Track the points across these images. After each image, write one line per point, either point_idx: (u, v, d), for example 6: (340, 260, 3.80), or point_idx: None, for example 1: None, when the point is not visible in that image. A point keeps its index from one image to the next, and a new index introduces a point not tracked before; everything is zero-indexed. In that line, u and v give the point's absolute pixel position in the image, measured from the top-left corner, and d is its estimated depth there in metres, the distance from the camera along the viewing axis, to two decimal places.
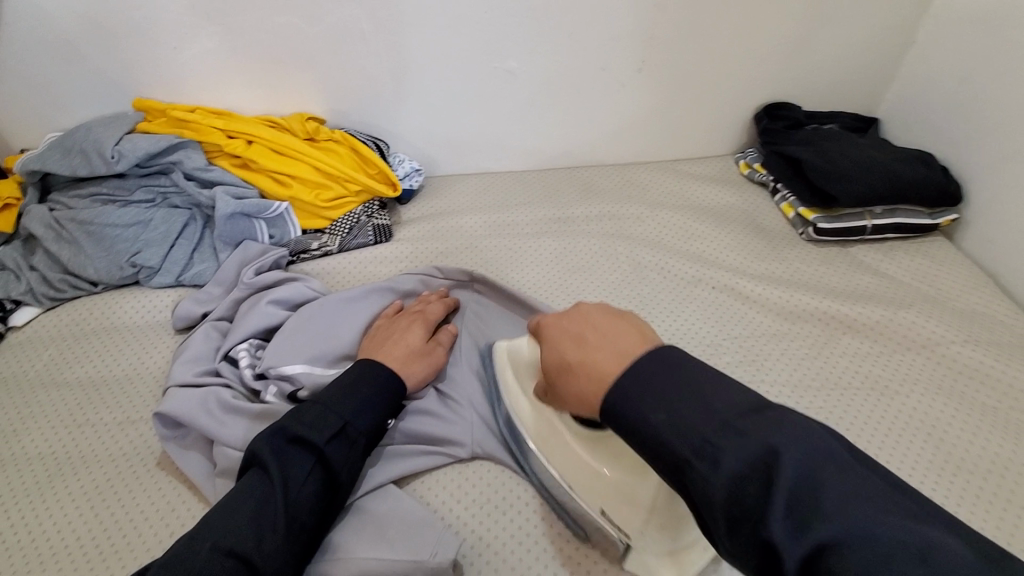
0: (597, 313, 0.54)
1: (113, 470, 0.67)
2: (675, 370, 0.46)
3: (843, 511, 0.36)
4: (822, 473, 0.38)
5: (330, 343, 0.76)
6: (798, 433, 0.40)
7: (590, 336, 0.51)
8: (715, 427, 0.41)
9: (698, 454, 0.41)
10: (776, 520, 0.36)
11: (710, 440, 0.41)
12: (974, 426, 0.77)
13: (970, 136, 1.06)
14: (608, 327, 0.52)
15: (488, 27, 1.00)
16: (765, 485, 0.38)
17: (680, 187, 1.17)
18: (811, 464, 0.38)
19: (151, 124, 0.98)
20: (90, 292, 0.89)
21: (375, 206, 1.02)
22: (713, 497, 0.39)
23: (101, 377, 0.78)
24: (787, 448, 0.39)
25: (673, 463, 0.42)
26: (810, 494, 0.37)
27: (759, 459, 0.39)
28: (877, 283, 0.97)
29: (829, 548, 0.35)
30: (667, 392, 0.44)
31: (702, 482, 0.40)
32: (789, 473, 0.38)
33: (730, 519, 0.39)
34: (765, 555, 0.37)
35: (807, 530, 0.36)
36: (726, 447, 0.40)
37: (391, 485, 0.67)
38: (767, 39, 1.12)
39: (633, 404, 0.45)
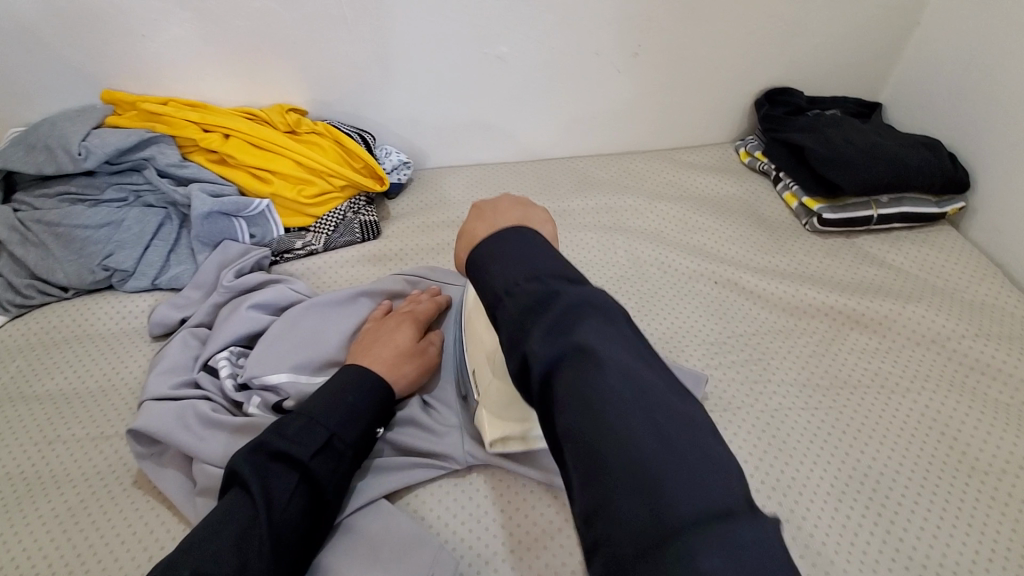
0: (506, 199, 0.57)
1: (86, 491, 0.63)
2: (525, 243, 0.48)
3: (592, 342, 0.39)
4: (588, 314, 0.41)
5: (316, 347, 0.72)
6: (590, 288, 0.43)
7: (485, 210, 0.54)
8: (529, 277, 0.44)
9: (507, 296, 0.44)
10: (536, 337, 0.40)
11: (517, 288, 0.44)
12: (987, 424, 0.74)
13: (977, 120, 1.02)
14: (503, 211, 0.54)
15: (477, 12, 0.96)
16: (539, 317, 0.41)
17: (679, 177, 1.13)
18: (597, 324, 0.41)
19: (121, 118, 0.92)
20: (60, 297, 0.84)
21: (362, 202, 0.97)
22: (503, 328, 0.44)
23: (72, 390, 0.73)
24: (569, 294, 0.42)
25: (490, 305, 0.46)
26: (572, 334, 0.40)
27: (544, 297, 0.42)
28: (885, 275, 0.93)
29: (567, 365, 0.39)
30: (516, 257, 0.46)
31: (506, 316, 0.43)
32: (563, 310, 0.41)
33: (510, 343, 0.42)
34: (522, 368, 0.41)
35: (555, 345, 0.40)
36: (526, 296, 0.43)
37: (383, 501, 0.63)
38: (767, 21, 1.07)
39: (480, 254, 0.48)
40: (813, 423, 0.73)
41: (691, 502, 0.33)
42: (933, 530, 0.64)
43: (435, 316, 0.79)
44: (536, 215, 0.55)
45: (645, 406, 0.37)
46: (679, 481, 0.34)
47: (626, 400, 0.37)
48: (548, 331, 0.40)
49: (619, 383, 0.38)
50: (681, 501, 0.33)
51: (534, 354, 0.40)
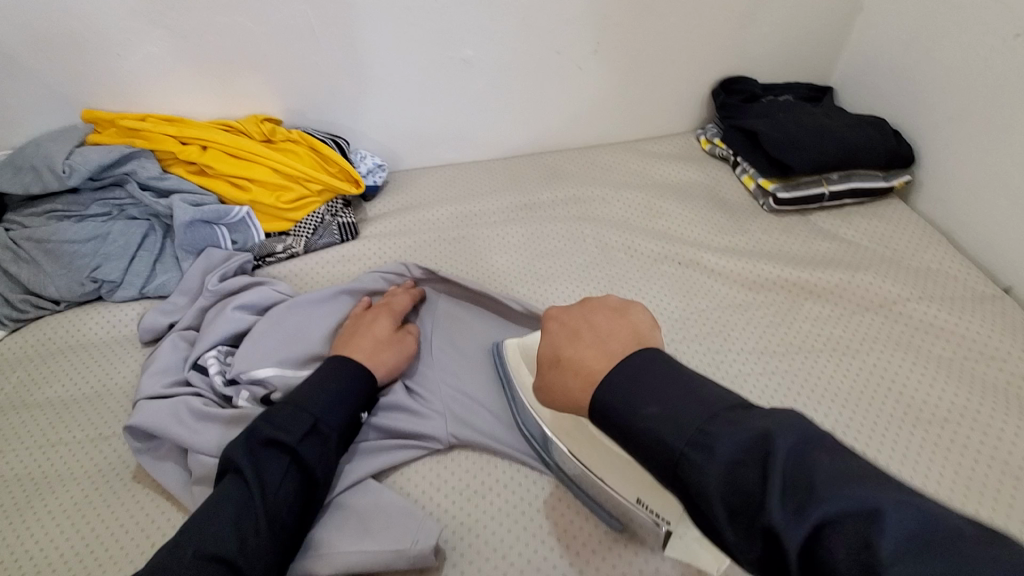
0: (600, 315, 0.57)
1: (88, 488, 0.67)
2: (664, 370, 0.48)
3: (837, 490, 0.36)
4: (814, 459, 0.38)
5: (299, 342, 0.76)
6: (789, 420, 0.40)
7: (584, 334, 0.55)
8: (707, 419, 0.42)
9: (692, 448, 0.41)
10: (774, 503, 0.36)
11: (705, 433, 0.41)
12: (931, 378, 0.80)
13: (918, 98, 1.09)
14: (604, 330, 0.55)
15: (440, 18, 1.00)
16: (761, 471, 0.38)
17: (643, 166, 1.18)
18: (819, 463, 0.38)
19: (102, 135, 0.95)
20: (52, 310, 0.87)
21: (339, 205, 1.01)
22: (703, 490, 0.40)
23: (69, 396, 0.76)
24: (780, 434, 0.39)
25: (671, 467, 0.42)
26: (814, 490, 0.36)
27: (755, 444, 0.39)
28: (838, 248, 0.99)
29: (830, 527, 0.35)
30: (664, 391, 0.46)
31: (698, 476, 0.40)
32: (783, 463, 0.38)
33: (733, 516, 0.38)
34: (766, 544, 0.36)
35: (799, 509, 0.36)
36: (725, 446, 0.40)
37: (370, 480, 0.67)
38: (719, 14, 1.13)
39: (611, 389, 0.48)
40: (771, 387, 0.79)
41: None
42: None
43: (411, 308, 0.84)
44: (638, 322, 0.56)
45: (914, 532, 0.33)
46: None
47: (904, 534, 0.33)
48: (781, 490, 0.37)
49: (869, 511, 0.34)
50: None
51: (781, 526, 0.35)
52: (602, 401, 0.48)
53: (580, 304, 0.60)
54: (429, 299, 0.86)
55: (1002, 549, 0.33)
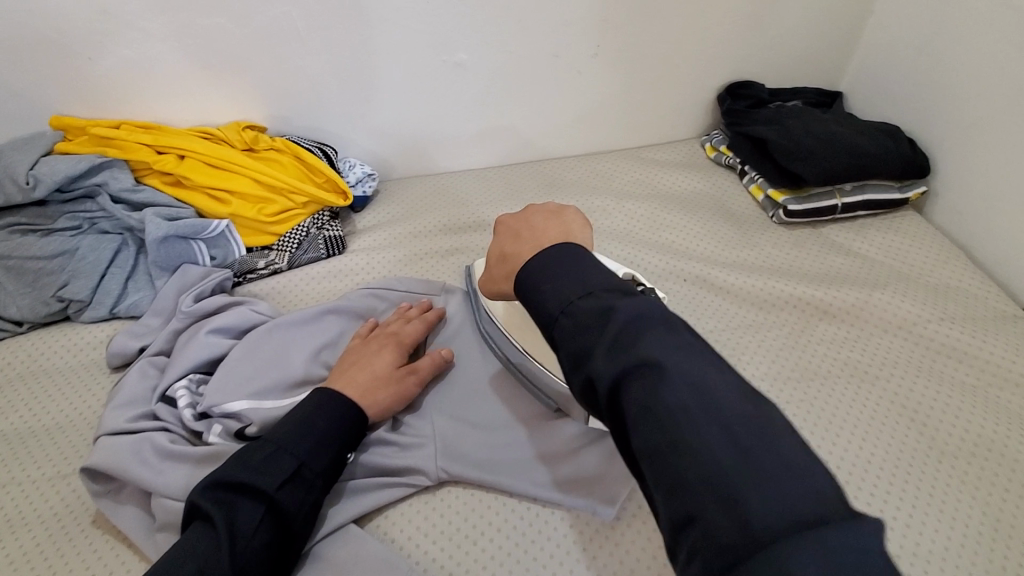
0: (536, 214, 0.60)
1: (42, 532, 0.61)
2: (575, 257, 0.49)
3: (654, 350, 0.41)
4: (648, 326, 0.43)
5: (280, 370, 0.70)
6: (644, 302, 0.45)
7: (524, 232, 0.58)
8: (581, 294, 0.46)
9: (564, 314, 0.46)
10: (601, 352, 0.42)
11: (576, 302, 0.46)
12: (955, 407, 0.75)
13: (934, 105, 1.03)
14: (539, 227, 0.58)
15: (432, 19, 0.95)
16: (603, 333, 0.43)
17: (646, 176, 1.13)
18: (661, 338, 0.42)
19: (72, 143, 0.89)
20: (15, 332, 0.81)
21: (326, 217, 0.95)
22: (561, 343, 0.45)
23: (28, 428, 0.71)
24: (623, 306, 0.44)
25: (544, 318, 0.47)
26: (642, 364, 0.41)
27: (607, 316, 0.44)
28: (851, 264, 0.94)
29: (630, 376, 0.41)
30: (566, 274, 0.48)
31: (563, 333, 0.45)
32: (622, 325, 0.43)
33: (571, 359, 0.44)
34: (586, 382, 0.43)
35: (616, 361, 0.42)
36: (585, 313, 0.45)
37: (351, 526, 0.62)
38: (725, 17, 1.08)
39: (531, 272, 0.50)
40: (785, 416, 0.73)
41: (765, 502, 0.35)
42: (906, 518, 0.64)
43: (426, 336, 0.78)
44: (572, 221, 0.59)
45: (715, 407, 0.39)
46: (773, 491, 0.35)
47: (688, 397, 0.40)
48: (612, 346, 0.42)
49: (665, 371, 0.41)
50: (756, 504, 0.35)
51: (597, 372, 0.42)
52: (522, 282, 0.50)
53: (523, 208, 0.62)
54: (445, 322, 0.80)
55: (772, 410, 0.41)
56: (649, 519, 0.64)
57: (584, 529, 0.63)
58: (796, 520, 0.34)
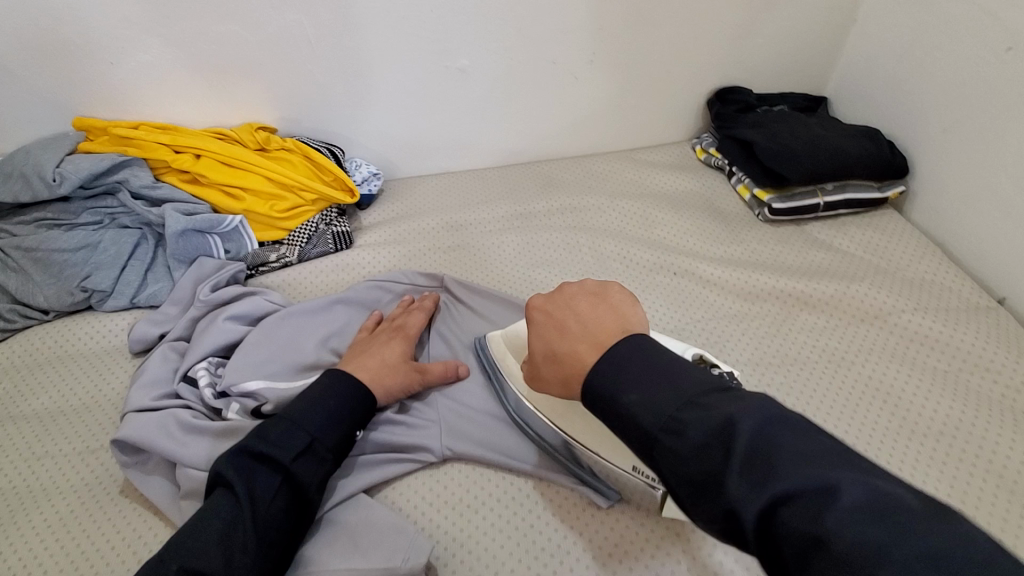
0: (580, 299, 0.63)
1: (74, 502, 0.65)
2: (647, 356, 0.51)
3: (800, 469, 0.40)
4: (773, 435, 0.42)
5: (293, 355, 0.75)
6: (747, 400, 0.45)
7: (573, 326, 0.60)
8: (675, 406, 0.47)
9: (664, 431, 0.46)
10: (730, 465, 0.42)
11: (677, 417, 0.46)
12: (926, 390, 0.80)
13: (911, 110, 1.09)
14: (589, 320, 0.60)
15: (436, 27, 1.00)
16: (725, 452, 0.42)
17: (638, 176, 1.18)
18: (802, 453, 0.41)
19: (94, 143, 0.94)
20: (41, 320, 0.86)
21: (334, 214, 1.01)
22: (668, 472, 0.45)
23: (57, 407, 0.75)
24: (734, 418, 0.44)
25: (643, 442, 0.48)
26: (791, 483, 0.39)
27: (719, 432, 0.44)
28: (832, 259, 0.99)
29: (786, 501, 0.39)
30: (645, 375, 0.50)
31: (669, 455, 0.45)
32: (747, 442, 0.42)
33: (693, 492, 0.44)
34: (726, 514, 0.41)
35: (759, 488, 0.40)
36: (688, 428, 0.45)
37: (362, 495, 0.66)
38: (714, 26, 1.13)
39: (608, 381, 0.51)
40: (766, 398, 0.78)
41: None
42: None
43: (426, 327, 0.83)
44: (618, 303, 0.62)
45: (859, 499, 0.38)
46: (937, 569, 0.34)
47: (856, 497, 0.38)
48: (744, 462, 0.42)
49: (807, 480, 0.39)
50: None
51: (739, 499, 0.40)
52: (594, 389, 0.52)
53: (561, 292, 0.65)
54: (444, 316, 0.86)
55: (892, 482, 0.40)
56: (638, 491, 0.69)
57: (579, 501, 0.68)
58: None
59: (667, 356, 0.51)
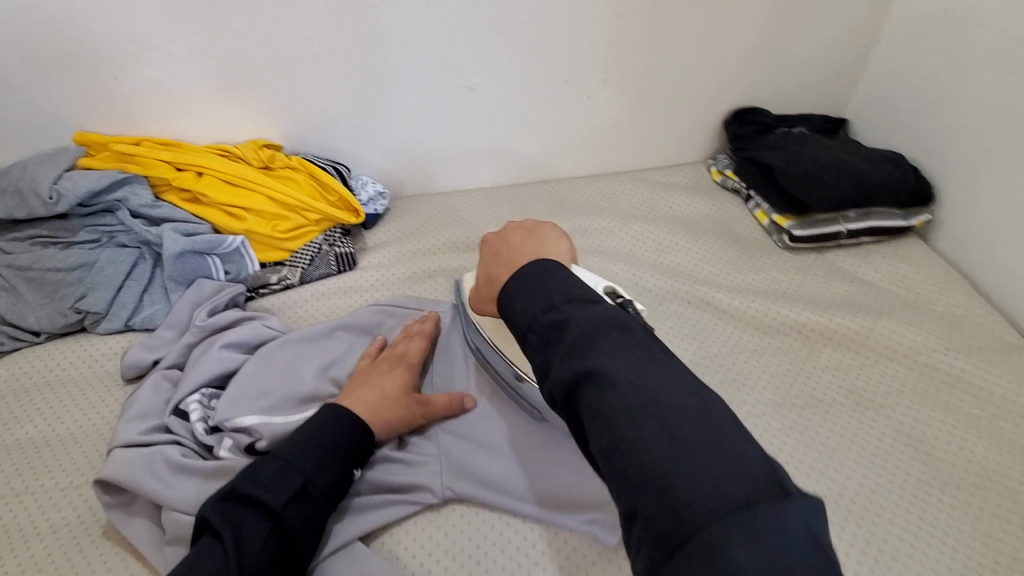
0: (514, 234, 0.63)
1: (53, 543, 0.62)
2: (548, 273, 0.52)
3: (612, 364, 0.44)
4: (610, 343, 0.46)
5: (291, 386, 0.71)
6: (596, 311, 0.48)
7: (501, 252, 0.62)
8: (545, 309, 0.50)
9: (530, 331, 0.50)
10: (560, 363, 0.46)
11: (540, 320, 0.49)
12: (958, 437, 0.75)
13: (937, 135, 1.05)
14: (518, 248, 0.61)
15: (447, 45, 0.98)
16: (567, 354, 0.46)
17: (652, 198, 1.14)
18: (631, 363, 0.45)
19: (94, 159, 0.92)
20: (32, 342, 0.83)
21: (338, 234, 0.98)
22: (530, 355, 0.49)
23: (42, 437, 0.72)
24: (575, 316, 0.48)
25: (516, 331, 0.51)
26: (607, 379, 0.44)
27: (561, 324, 0.48)
28: (855, 290, 0.95)
29: (593, 386, 0.44)
30: (537, 288, 0.51)
31: (530, 349, 0.49)
32: (577, 334, 0.47)
33: (538, 369, 0.48)
34: (549, 391, 0.47)
35: (571, 368, 0.45)
36: (546, 327, 0.49)
37: (357, 543, 0.62)
38: (732, 45, 1.10)
39: (507, 291, 0.53)
40: (788, 441, 0.74)
41: (704, 494, 0.38)
42: (910, 548, 0.64)
43: (428, 353, 0.79)
44: (546, 237, 0.63)
45: (657, 403, 0.42)
46: (703, 478, 0.38)
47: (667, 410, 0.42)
48: (568, 358, 0.46)
49: (613, 377, 0.43)
50: (696, 495, 0.38)
51: (554, 379, 0.46)
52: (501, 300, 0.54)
53: (502, 227, 0.66)
54: (445, 340, 0.82)
55: (714, 405, 0.43)
56: None
57: (587, 552, 0.64)
58: (726, 506, 0.37)
59: (570, 278, 0.52)
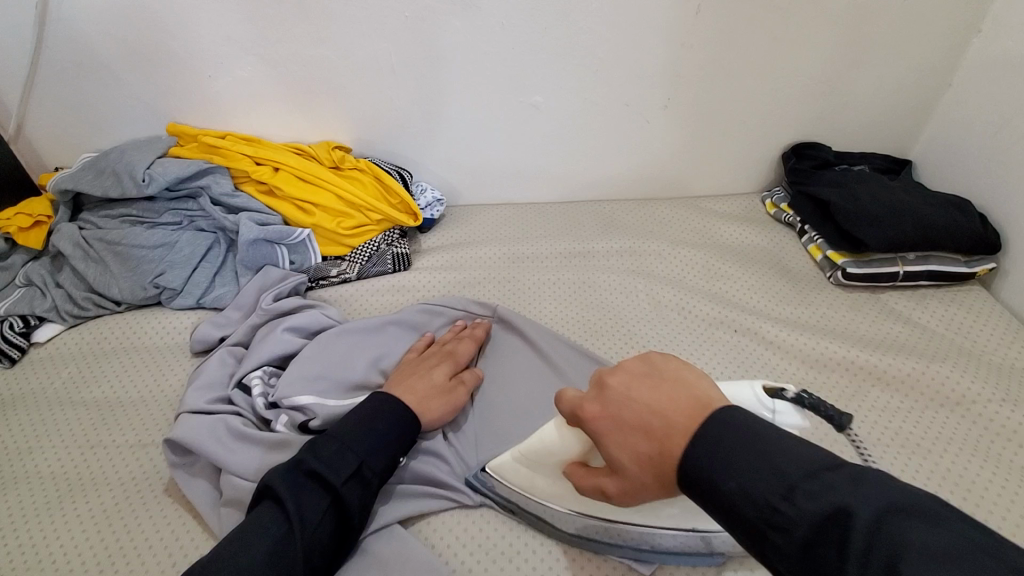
0: (635, 381, 0.47)
1: (120, 495, 0.67)
2: (743, 435, 0.41)
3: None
4: (904, 524, 0.33)
5: (344, 372, 0.75)
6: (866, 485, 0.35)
7: (648, 417, 0.44)
8: (783, 493, 0.37)
9: (771, 525, 0.37)
10: (789, 502, 0.37)
11: (784, 510, 0.37)
12: (1014, 493, 0.72)
13: (1009, 183, 1.02)
14: (664, 406, 0.44)
15: (515, 64, 1.02)
16: (838, 551, 0.34)
17: (702, 224, 1.15)
18: (893, 516, 0.34)
19: (184, 149, 1.00)
20: (113, 311, 0.90)
21: (395, 235, 1.02)
22: (780, 566, 0.37)
23: (116, 398, 0.78)
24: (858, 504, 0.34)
25: (749, 528, 0.38)
26: (900, 558, 0.32)
27: (827, 522, 0.35)
28: (909, 333, 0.93)
29: None
30: (739, 462, 0.39)
31: (780, 555, 0.37)
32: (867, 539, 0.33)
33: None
34: None
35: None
36: (801, 521, 0.36)
37: (395, 526, 0.65)
38: (796, 79, 1.11)
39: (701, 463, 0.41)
40: None
41: None
42: None
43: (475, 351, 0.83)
44: (677, 374, 0.47)
45: None
46: None
47: (919, 532, 0.33)
48: (862, 558, 0.33)
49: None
50: None
51: None
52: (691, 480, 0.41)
53: (604, 376, 0.49)
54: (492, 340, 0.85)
55: None
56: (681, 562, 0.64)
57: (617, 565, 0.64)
58: None
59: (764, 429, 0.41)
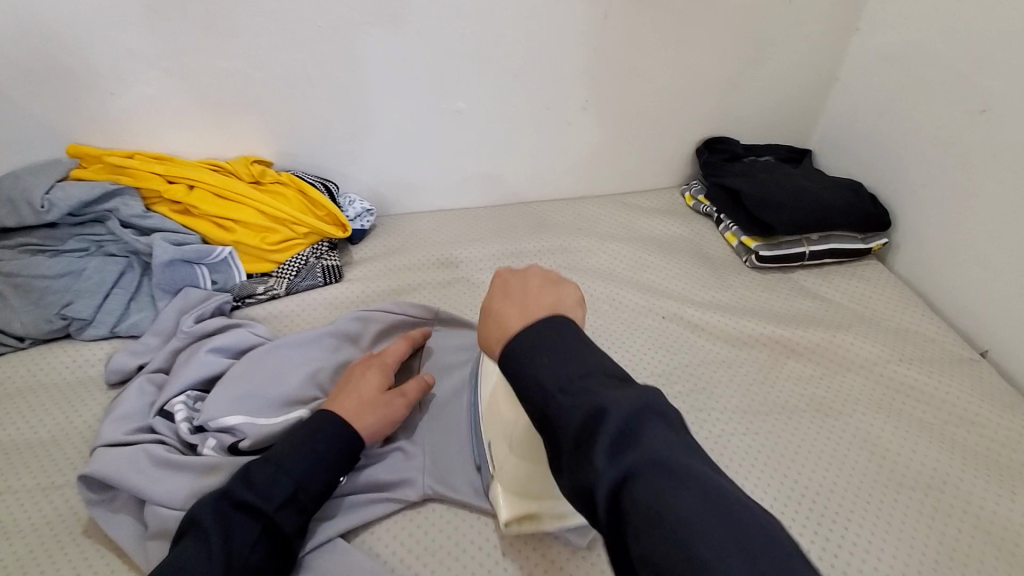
0: (533, 277, 0.55)
1: (32, 540, 0.62)
2: (521, 292, 0.53)
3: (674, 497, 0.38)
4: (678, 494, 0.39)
5: (273, 387, 0.73)
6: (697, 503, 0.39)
7: (514, 288, 0.54)
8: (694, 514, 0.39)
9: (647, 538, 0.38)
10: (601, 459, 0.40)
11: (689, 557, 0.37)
12: (914, 444, 0.79)
13: (893, 165, 1.13)
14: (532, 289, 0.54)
15: (434, 70, 1.03)
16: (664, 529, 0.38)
17: (626, 219, 1.20)
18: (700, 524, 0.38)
19: (87, 171, 0.94)
20: (17, 347, 0.84)
21: (324, 247, 1.01)
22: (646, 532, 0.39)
23: (24, 439, 0.72)
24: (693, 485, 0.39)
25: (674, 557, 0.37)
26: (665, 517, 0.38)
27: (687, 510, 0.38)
28: (817, 306, 1.00)
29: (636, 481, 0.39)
30: (518, 299, 0.52)
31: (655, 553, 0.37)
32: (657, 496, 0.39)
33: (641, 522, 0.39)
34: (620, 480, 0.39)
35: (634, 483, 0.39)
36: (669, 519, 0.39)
37: (339, 539, 0.64)
38: (703, 78, 1.18)
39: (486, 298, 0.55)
40: (752, 447, 0.78)
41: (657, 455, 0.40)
42: (872, 542, 0.68)
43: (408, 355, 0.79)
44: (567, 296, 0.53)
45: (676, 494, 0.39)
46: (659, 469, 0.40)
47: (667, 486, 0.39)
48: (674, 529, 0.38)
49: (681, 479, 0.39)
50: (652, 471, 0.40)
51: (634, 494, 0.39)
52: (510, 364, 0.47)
53: (523, 268, 0.57)
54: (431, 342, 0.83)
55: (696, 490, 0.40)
56: None
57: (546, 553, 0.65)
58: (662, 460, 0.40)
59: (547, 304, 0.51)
